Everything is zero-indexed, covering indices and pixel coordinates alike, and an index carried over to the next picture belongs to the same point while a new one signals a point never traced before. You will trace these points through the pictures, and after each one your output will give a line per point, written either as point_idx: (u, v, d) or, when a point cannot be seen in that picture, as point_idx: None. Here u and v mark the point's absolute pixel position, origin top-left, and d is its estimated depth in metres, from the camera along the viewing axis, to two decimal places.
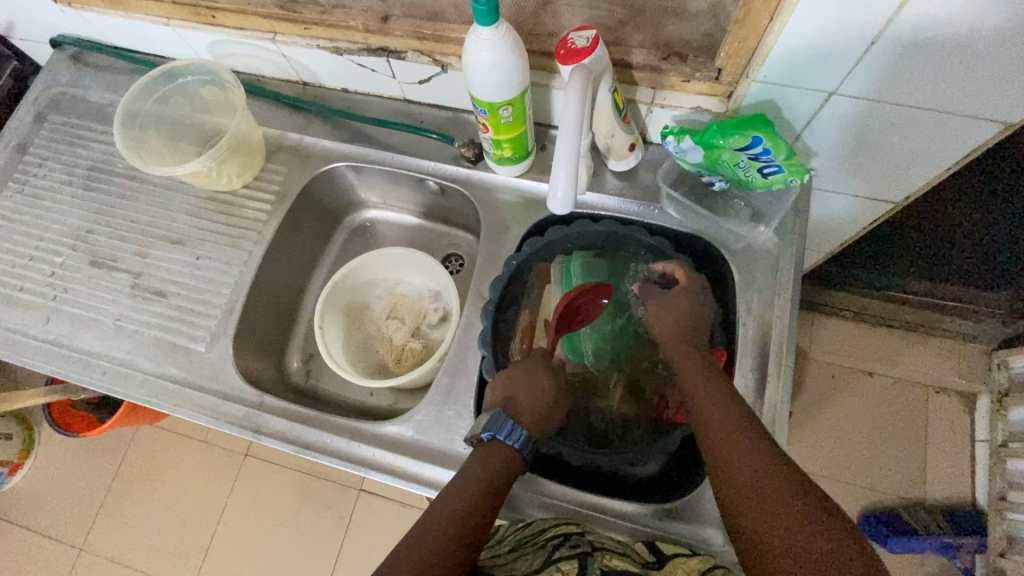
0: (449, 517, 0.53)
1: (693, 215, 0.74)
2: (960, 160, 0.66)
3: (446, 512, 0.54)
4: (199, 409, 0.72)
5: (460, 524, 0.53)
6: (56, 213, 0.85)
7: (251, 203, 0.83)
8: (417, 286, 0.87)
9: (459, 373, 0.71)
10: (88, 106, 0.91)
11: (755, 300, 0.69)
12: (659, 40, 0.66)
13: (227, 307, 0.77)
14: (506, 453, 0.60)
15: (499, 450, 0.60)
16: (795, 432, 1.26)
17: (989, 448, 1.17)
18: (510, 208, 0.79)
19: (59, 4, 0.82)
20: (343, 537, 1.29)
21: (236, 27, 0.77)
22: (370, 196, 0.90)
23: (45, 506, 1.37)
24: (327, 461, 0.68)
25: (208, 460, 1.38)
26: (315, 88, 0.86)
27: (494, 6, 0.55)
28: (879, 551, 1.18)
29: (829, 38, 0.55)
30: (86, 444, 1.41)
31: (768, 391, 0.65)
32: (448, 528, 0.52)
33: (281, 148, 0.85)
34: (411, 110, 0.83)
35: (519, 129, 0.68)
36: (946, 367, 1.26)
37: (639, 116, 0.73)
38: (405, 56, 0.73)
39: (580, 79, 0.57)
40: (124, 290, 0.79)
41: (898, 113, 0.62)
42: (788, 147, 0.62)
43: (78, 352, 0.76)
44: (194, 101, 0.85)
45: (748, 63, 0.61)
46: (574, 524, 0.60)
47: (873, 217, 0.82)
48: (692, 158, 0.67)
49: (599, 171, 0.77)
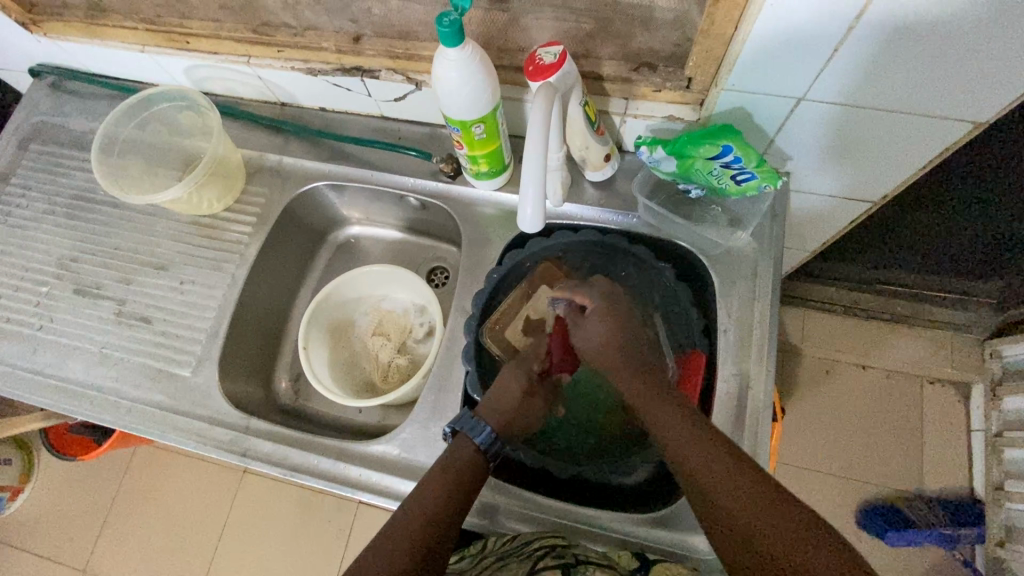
0: (422, 527, 0.53)
1: (671, 223, 0.75)
2: (932, 159, 0.66)
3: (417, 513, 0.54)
4: (186, 434, 0.72)
5: (430, 540, 0.53)
6: (40, 242, 0.85)
7: (234, 225, 0.83)
8: (401, 302, 0.88)
9: (442, 391, 0.71)
10: (69, 134, 0.91)
11: (734, 304, 0.70)
12: (629, 51, 0.66)
13: (212, 331, 0.77)
14: (466, 447, 0.60)
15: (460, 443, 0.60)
16: (790, 429, 1.26)
17: (985, 437, 1.17)
18: (489, 221, 0.79)
19: (35, 34, 0.82)
20: (344, 550, 1.29)
21: (210, 52, 0.77)
22: (352, 212, 0.91)
23: (47, 530, 1.38)
24: (314, 482, 0.68)
25: (207, 477, 1.38)
26: (294, 107, 0.86)
27: (458, 28, 0.55)
28: (880, 545, 1.18)
29: (788, 46, 0.55)
30: (85, 468, 1.42)
31: (750, 397, 0.65)
32: (421, 548, 0.52)
33: (261, 169, 0.85)
34: (388, 127, 0.83)
35: (494, 144, 0.69)
36: (936, 357, 1.25)
37: (613, 126, 0.73)
38: (379, 75, 0.73)
39: (546, 97, 0.57)
40: (110, 317, 0.80)
41: (870, 115, 0.62)
42: (759, 155, 0.62)
43: (65, 381, 0.77)
44: (173, 126, 0.85)
45: (717, 72, 0.62)
46: (561, 537, 0.61)
47: (852, 216, 0.82)
48: (666, 168, 0.68)
49: (577, 182, 0.77)
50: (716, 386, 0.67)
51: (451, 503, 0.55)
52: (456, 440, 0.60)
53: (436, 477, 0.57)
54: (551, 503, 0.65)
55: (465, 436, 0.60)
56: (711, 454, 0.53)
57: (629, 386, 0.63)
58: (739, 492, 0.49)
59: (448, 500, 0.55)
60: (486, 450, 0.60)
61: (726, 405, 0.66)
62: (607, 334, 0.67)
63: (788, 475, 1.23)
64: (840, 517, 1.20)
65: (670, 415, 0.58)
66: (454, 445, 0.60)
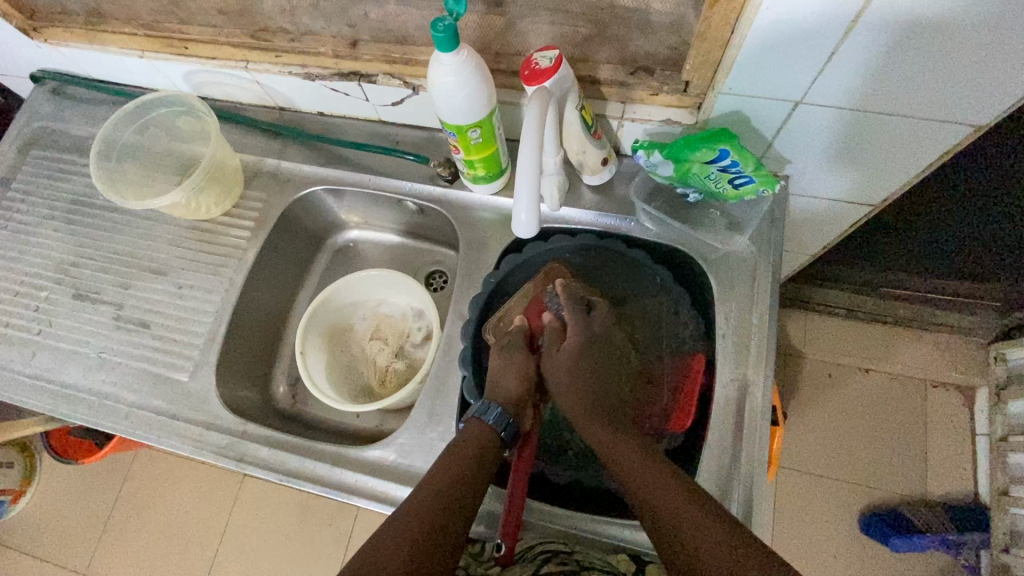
0: (450, 483, 0.54)
1: (669, 227, 0.74)
2: (931, 162, 0.66)
3: (459, 454, 0.57)
4: (181, 439, 0.72)
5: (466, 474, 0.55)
6: (39, 248, 0.85)
7: (232, 230, 0.83)
8: (399, 306, 0.88)
9: (440, 395, 0.71)
10: (69, 140, 0.92)
11: (733, 309, 0.69)
12: (626, 54, 0.66)
13: (209, 336, 0.77)
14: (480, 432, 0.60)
15: (474, 428, 0.60)
16: (792, 433, 1.26)
17: (990, 442, 1.16)
18: (487, 225, 0.79)
19: (35, 40, 0.83)
20: (344, 555, 1.29)
21: (208, 57, 0.77)
22: (350, 216, 0.90)
23: (49, 533, 1.38)
24: (311, 487, 0.68)
25: (208, 480, 1.38)
26: (292, 112, 0.86)
27: (453, 33, 0.54)
28: (883, 551, 1.17)
29: (781, 47, 0.55)
30: (87, 471, 1.42)
31: (749, 403, 0.65)
32: (462, 481, 0.54)
33: (259, 174, 0.86)
34: (385, 131, 0.83)
35: (491, 148, 0.69)
36: (941, 362, 1.25)
37: (611, 130, 0.73)
38: (376, 80, 0.73)
39: (540, 102, 0.57)
40: (108, 322, 0.80)
41: (865, 119, 0.62)
42: (756, 158, 0.62)
43: (63, 386, 0.77)
44: (171, 131, 0.86)
45: (713, 76, 0.61)
46: (562, 542, 0.66)
47: (852, 220, 0.82)
48: (663, 171, 0.67)
49: (574, 186, 0.77)
50: (715, 391, 0.66)
51: (486, 446, 0.59)
52: (470, 425, 0.61)
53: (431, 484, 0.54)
54: (547, 509, 0.64)
55: (477, 419, 0.61)
56: (675, 494, 0.50)
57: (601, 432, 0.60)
58: (693, 535, 0.46)
59: (482, 446, 0.58)
60: (499, 429, 0.60)
61: (722, 411, 0.65)
62: (574, 376, 0.64)
63: (790, 479, 1.22)
64: (842, 522, 1.19)
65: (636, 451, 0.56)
66: (454, 444, 0.58)
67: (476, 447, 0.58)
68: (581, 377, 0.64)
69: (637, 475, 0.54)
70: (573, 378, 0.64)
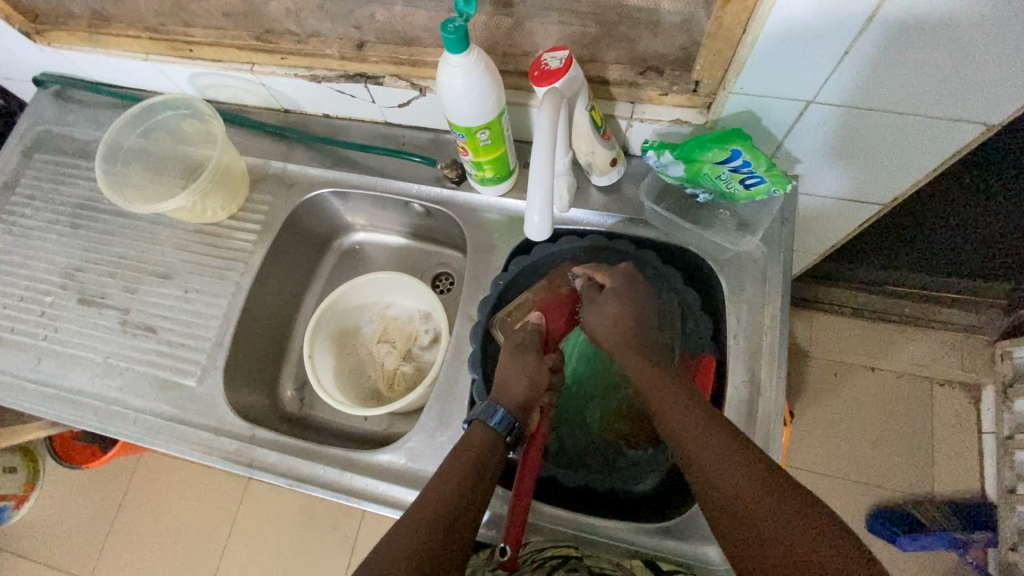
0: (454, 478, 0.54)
1: (678, 228, 0.74)
2: (942, 161, 0.66)
3: (465, 451, 0.57)
4: (190, 444, 0.71)
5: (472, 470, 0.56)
6: (44, 253, 0.85)
7: (238, 233, 0.83)
8: (406, 308, 0.87)
9: (450, 398, 0.71)
10: (73, 143, 0.91)
11: (744, 310, 0.69)
12: (635, 54, 0.66)
13: (216, 340, 0.77)
14: (482, 432, 0.59)
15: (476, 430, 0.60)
16: (799, 432, 1.25)
17: (996, 440, 1.15)
18: (495, 227, 0.78)
19: (39, 43, 0.82)
20: (349, 559, 1.28)
21: (213, 60, 0.77)
22: (356, 218, 0.90)
23: (53, 537, 1.38)
24: (322, 493, 0.67)
25: (213, 484, 1.37)
26: (297, 114, 0.86)
27: (463, 34, 0.54)
28: (891, 551, 1.16)
29: (796, 46, 0.54)
30: (91, 475, 1.41)
31: (761, 403, 0.64)
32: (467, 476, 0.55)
33: (265, 176, 0.85)
34: (391, 133, 0.83)
35: (499, 149, 0.68)
36: (949, 359, 1.24)
37: (619, 130, 0.72)
38: (383, 82, 0.73)
39: (552, 103, 0.57)
40: (114, 326, 0.79)
41: (876, 118, 0.62)
42: (768, 159, 0.61)
43: (69, 391, 0.76)
44: (176, 134, 0.85)
45: (725, 75, 0.61)
46: (574, 547, 0.61)
47: (859, 219, 0.82)
48: (674, 172, 0.67)
49: (583, 187, 0.76)
50: (727, 392, 0.66)
51: (490, 442, 0.59)
52: (473, 426, 0.60)
53: (423, 520, 0.50)
54: (561, 512, 0.64)
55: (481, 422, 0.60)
56: (733, 459, 0.50)
57: (643, 373, 0.60)
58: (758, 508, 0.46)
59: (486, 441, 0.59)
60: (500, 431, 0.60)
61: (735, 411, 0.65)
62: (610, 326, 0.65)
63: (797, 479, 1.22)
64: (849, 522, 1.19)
65: (685, 410, 0.55)
66: (433, 479, 0.55)
67: (478, 446, 0.58)
68: (626, 318, 0.64)
69: (689, 433, 0.53)
70: (620, 322, 0.64)
